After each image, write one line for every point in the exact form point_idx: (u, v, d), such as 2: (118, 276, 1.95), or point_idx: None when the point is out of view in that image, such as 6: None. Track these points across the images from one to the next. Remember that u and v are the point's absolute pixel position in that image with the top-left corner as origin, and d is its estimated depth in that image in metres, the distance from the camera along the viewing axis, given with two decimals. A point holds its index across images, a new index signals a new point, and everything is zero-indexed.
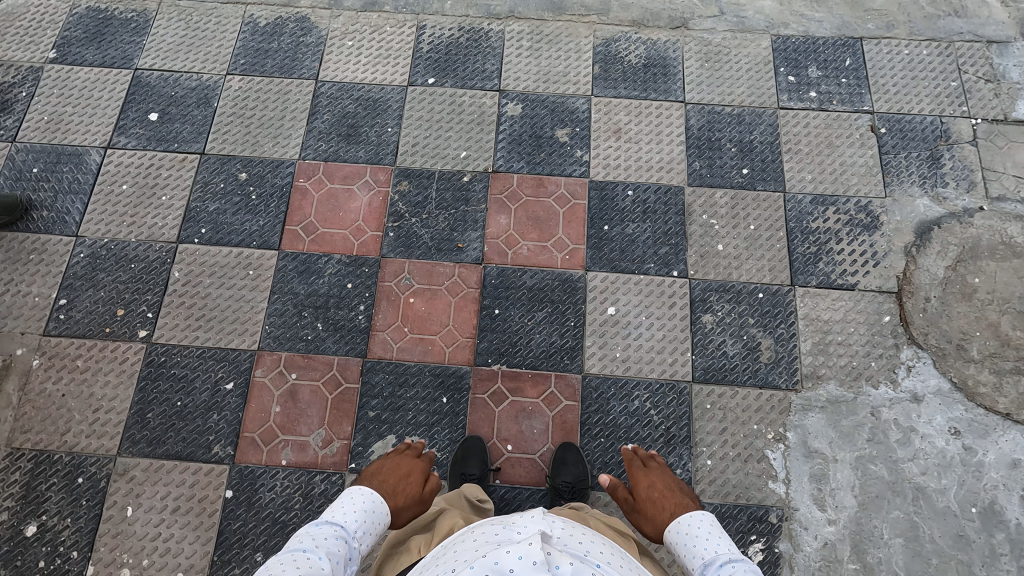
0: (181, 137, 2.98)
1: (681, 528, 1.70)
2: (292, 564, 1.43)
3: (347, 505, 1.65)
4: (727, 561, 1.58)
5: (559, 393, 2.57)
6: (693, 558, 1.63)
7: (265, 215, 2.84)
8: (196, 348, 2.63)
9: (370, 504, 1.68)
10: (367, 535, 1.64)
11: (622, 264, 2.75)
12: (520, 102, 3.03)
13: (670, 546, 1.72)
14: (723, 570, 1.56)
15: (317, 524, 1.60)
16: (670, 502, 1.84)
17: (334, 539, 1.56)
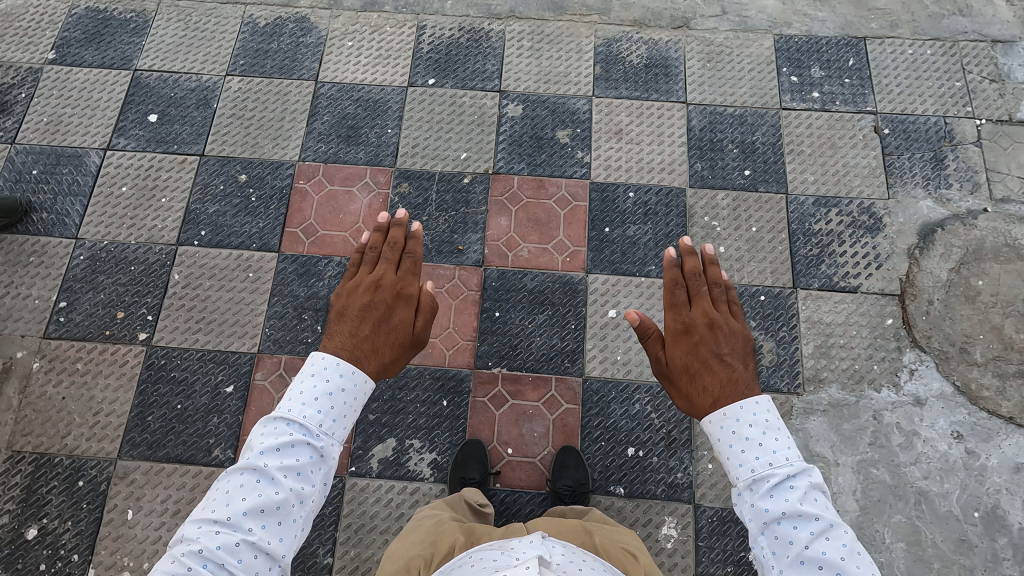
0: (180, 139, 2.97)
1: (726, 426, 1.42)
2: (240, 493, 1.42)
3: (306, 394, 1.51)
4: (784, 480, 1.36)
5: (559, 396, 2.57)
6: (740, 469, 1.39)
7: (264, 217, 2.83)
8: (196, 351, 2.63)
9: (335, 381, 1.53)
10: (339, 427, 1.53)
11: (623, 266, 2.74)
12: (520, 103, 3.01)
13: (706, 431, 1.46)
14: (778, 492, 1.36)
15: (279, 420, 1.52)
16: (716, 381, 1.48)
17: (292, 446, 1.47)
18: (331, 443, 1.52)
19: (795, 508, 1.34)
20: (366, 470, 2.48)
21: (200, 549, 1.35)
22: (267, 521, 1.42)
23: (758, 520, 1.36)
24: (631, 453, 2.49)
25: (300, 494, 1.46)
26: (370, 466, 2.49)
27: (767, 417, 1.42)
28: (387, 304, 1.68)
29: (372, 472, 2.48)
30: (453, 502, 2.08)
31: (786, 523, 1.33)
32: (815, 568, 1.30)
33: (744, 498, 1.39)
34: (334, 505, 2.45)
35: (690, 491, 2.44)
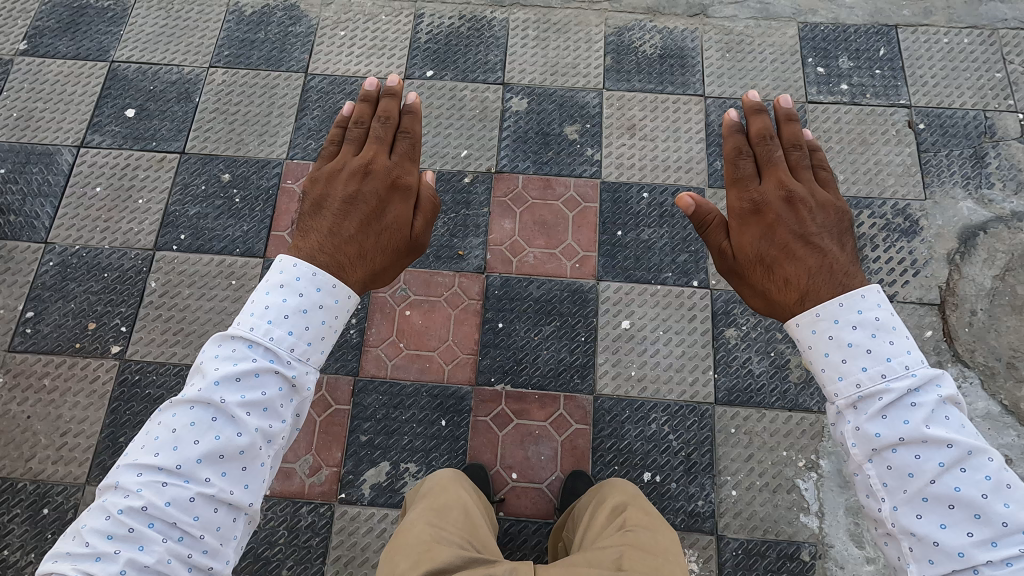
0: (159, 135, 2.76)
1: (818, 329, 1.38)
2: (193, 436, 1.37)
3: (273, 319, 1.45)
4: (903, 397, 1.29)
5: (569, 416, 2.35)
6: (842, 384, 1.33)
7: (249, 220, 2.62)
8: (173, 366, 2.42)
9: (309, 295, 1.49)
10: (311, 351, 1.48)
11: (636, 273, 2.52)
12: (526, 97, 2.79)
13: (794, 332, 1.43)
14: (896, 416, 1.29)
15: (244, 344, 1.44)
16: (797, 270, 1.50)
17: (256, 376, 1.42)
18: (303, 370, 1.47)
19: (920, 434, 1.26)
20: (357, 497, 2.27)
21: (144, 507, 1.31)
22: (227, 466, 1.38)
23: (866, 446, 1.31)
24: (647, 479, 2.28)
25: (264, 433, 1.42)
26: (362, 493, 2.28)
27: (876, 315, 1.34)
28: (378, 199, 1.74)
29: (365, 499, 2.27)
30: (449, 495, 1.85)
31: (904, 449, 1.27)
32: (942, 504, 1.24)
33: (849, 419, 1.34)
34: (323, 536, 2.24)
35: (712, 521, 2.23)
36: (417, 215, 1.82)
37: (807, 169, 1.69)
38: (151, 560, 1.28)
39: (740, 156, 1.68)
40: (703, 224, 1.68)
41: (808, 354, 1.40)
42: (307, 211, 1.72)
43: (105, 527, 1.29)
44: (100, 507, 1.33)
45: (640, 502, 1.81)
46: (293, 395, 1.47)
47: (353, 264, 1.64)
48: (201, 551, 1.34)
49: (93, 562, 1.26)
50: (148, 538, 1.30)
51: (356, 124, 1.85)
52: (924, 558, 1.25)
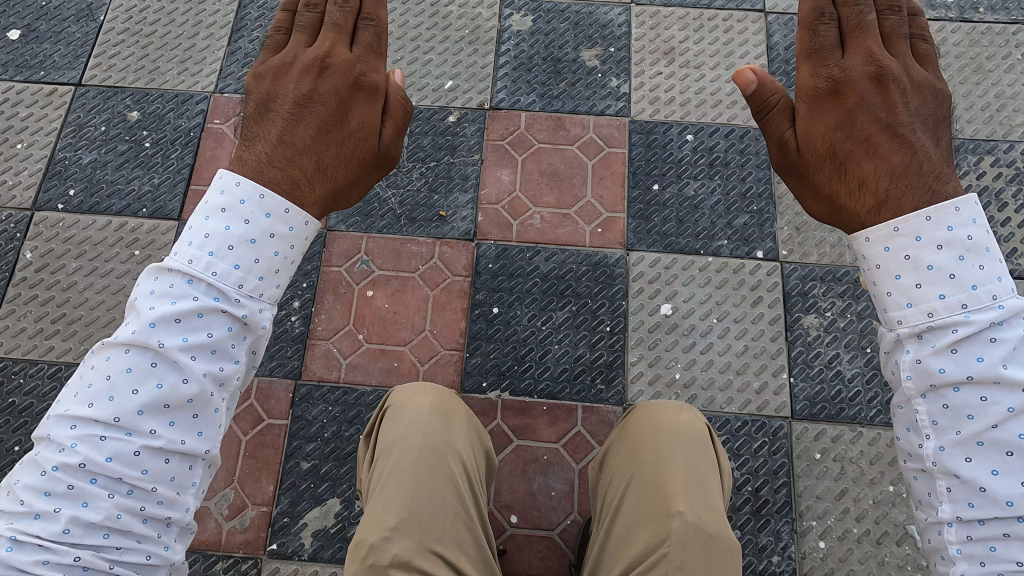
0: (50, 63, 2.11)
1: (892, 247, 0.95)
2: (129, 384, 0.91)
3: (212, 246, 0.94)
4: (983, 332, 0.91)
5: (589, 435, 1.71)
6: (910, 311, 0.94)
7: (161, 171, 1.97)
8: (48, 365, 1.78)
9: (257, 222, 0.97)
10: (267, 286, 0.99)
11: (680, 240, 1.87)
12: (530, 13, 2.13)
13: (856, 246, 1.00)
14: (971, 350, 0.92)
15: (177, 274, 0.94)
16: (878, 169, 1.00)
17: (198, 316, 0.94)
18: (258, 307, 0.98)
19: (995, 373, 0.91)
20: (295, 549, 1.63)
21: (81, 464, 0.89)
22: (176, 415, 0.94)
23: (923, 380, 0.95)
24: None
25: (216, 376, 0.96)
26: (302, 543, 1.64)
27: (970, 234, 0.92)
28: (341, 98, 1.09)
29: (305, 552, 1.63)
30: (421, 484, 1.17)
31: (967, 388, 0.92)
32: (998, 449, 0.91)
33: (911, 353, 0.96)
34: None
35: None
36: (389, 118, 1.16)
37: (907, 39, 1.11)
38: (98, 518, 0.89)
39: (821, 19, 1.11)
40: (763, 108, 1.16)
41: (873, 275, 0.98)
42: (248, 114, 1.08)
43: (39, 486, 0.89)
44: (33, 459, 0.92)
45: (704, 501, 1.14)
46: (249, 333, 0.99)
47: (312, 180, 1.05)
48: (157, 507, 0.94)
49: (33, 522, 0.88)
50: (89, 495, 0.89)
51: (307, 6, 1.15)
52: (961, 501, 0.94)
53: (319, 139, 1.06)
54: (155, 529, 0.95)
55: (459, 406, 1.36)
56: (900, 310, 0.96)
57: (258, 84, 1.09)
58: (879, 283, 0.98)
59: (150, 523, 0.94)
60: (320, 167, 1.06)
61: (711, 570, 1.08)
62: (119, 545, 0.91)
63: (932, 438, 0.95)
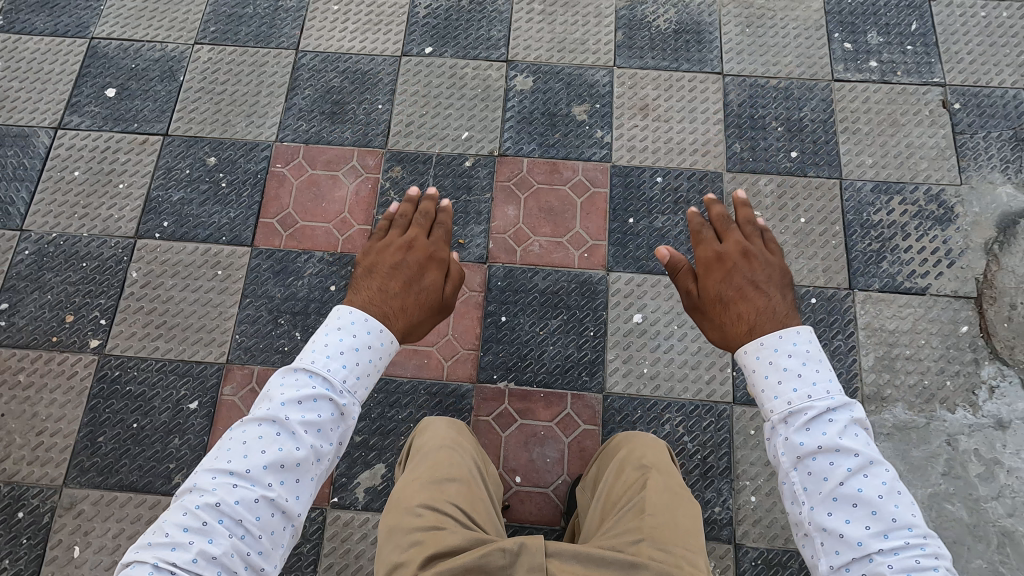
0: (141, 116, 2.60)
1: (762, 353, 1.31)
2: (254, 446, 1.25)
3: (326, 349, 1.33)
4: (823, 413, 1.25)
5: (576, 415, 2.20)
6: (776, 401, 1.27)
7: (236, 206, 2.46)
8: (154, 361, 2.28)
9: (361, 336, 1.36)
10: (361, 385, 1.36)
11: (649, 263, 2.36)
12: (531, 74, 2.61)
13: (740, 359, 1.35)
14: (816, 427, 1.25)
15: (294, 372, 1.32)
16: (747, 307, 1.40)
17: (314, 400, 1.30)
18: (352, 401, 1.35)
19: (833, 441, 1.23)
20: (351, 501, 2.14)
21: (217, 503, 1.19)
22: (287, 476, 1.25)
23: (791, 455, 1.25)
24: None
25: (318, 450, 1.30)
26: (356, 497, 2.14)
27: (807, 347, 1.29)
28: (418, 265, 1.55)
29: (358, 503, 2.14)
30: (446, 466, 1.64)
31: (822, 458, 1.23)
32: (847, 502, 1.21)
33: (777, 432, 1.27)
34: (314, 542, 2.10)
35: (730, 528, 2.08)
36: (451, 280, 1.60)
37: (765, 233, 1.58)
38: (219, 553, 1.16)
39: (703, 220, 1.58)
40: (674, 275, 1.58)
41: (750, 373, 1.33)
42: (356, 276, 1.55)
43: (180, 521, 1.18)
44: (177, 504, 1.21)
45: (667, 478, 1.60)
46: (342, 422, 1.34)
47: (397, 314, 1.44)
48: (257, 555, 1.21)
49: (170, 551, 1.15)
50: (217, 531, 1.18)
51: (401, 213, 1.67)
52: (831, 551, 1.20)
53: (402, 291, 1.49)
54: None
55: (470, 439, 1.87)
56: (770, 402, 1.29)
57: (364, 259, 1.59)
58: (755, 385, 1.32)
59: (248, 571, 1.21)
60: (406, 307, 1.47)
61: (678, 505, 1.51)
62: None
63: (805, 501, 1.24)
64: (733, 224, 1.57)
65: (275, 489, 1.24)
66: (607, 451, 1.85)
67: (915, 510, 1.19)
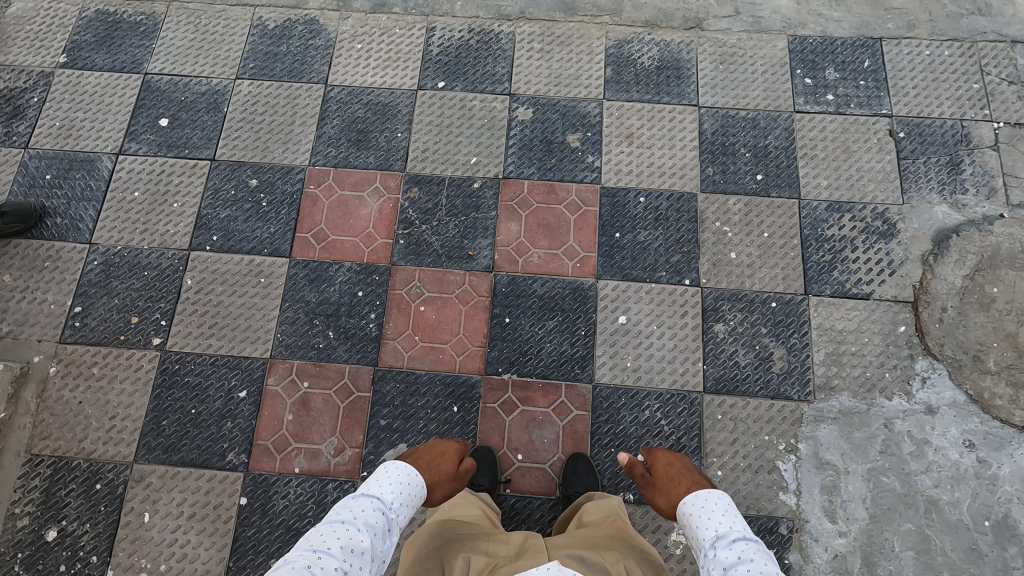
0: (191, 143, 2.98)
1: (696, 501, 1.88)
2: (332, 535, 1.60)
3: (381, 481, 1.84)
4: (730, 535, 1.71)
5: (570, 402, 2.58)
6: (707, 533, 1.77)
7: (275, 223, 2.84)
8: (208, 356, 2.66)
9: (402, 479, 1.88)
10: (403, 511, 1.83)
11: (633, 272, 2.73)
12: (531, 106, 2.99)
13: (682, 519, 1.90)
14: (735, 545, 1.68)
15: (354, 499, 1.77)
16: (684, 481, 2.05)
17: (372, 511, 1.73)
18: (393, 524, 1.77)
19: (747, 555, 1.63)
20: None
21: (308, 566, 1.47)
22: (355, 557, 1.57)
23: (716, 565, 1.64)
24: None
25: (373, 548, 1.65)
26: None
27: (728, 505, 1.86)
28: (445, 453, 2.20)
29: None
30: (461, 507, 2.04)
31: (739, 564, 1.60)
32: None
33: (709, 555, 1.70)
34: None
35: None
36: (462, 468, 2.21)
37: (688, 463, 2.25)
38: None
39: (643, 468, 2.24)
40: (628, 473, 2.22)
41: (688, 517, 1.87)
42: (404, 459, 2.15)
43: None
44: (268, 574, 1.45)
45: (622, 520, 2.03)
46: (387, 535, 1.73)
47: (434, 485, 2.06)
48: None
49: None
50: None
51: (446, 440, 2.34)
52: None
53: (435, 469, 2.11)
54: None
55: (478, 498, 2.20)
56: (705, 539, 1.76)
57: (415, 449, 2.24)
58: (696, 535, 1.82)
59: None
60: (431, 468, 2.10)
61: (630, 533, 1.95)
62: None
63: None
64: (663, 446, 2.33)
65: (348, 566, 1.54)
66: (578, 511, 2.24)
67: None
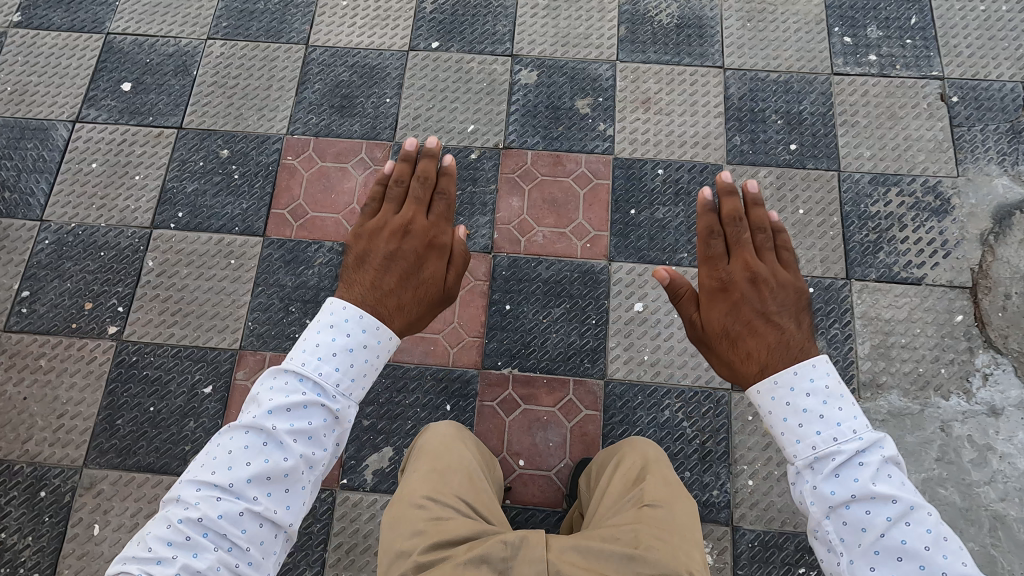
0: (156, 109, 2.67)
1: (776, 396, 1.34)
2: (241, 458, 1.32)
3: (321, 352, 1.38)
4: (852, 457, 1.27)
5: (578, 401, 2.26)
6: (800, 447, 1.31)
7: (248, 197, 2.54)
8: (171, 347, 2.35)
9: (356, 335, 1.40)
10: (355, 386, 1.41)
11: (651, 253, 2.41)
12: (535, 69, 2.67)
13: (754, 398, 1.39)
14: (846, 472, 1.28)
15: (286, 375, 1.38)
16: (765, 344, 1.43)
17: (304, 407, 1.36)
18: (346, 403, 1.40)
19: (867, 489, 1.26)
20: (359, 483, 2.21)
21: (200, 518, 1.27)
22: (273, 488, 1.33)
23: (822, 503, 1.28)
24: None
25: (308, 458, 1.36)
26: (365, 479, 2.21)
27: (826, 384, 1.32)
28: (414, 256, 1.57)
29: (367, 485, 2.21)
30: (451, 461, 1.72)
31: (856, 506, 1.26)
32: (891, 556, 1.23)
33: (805, 478, 1.31)
34: (324, 522, 2.17)
35: (728, 511, 2.14)
36: (451, 269, 1.62)
37: (770, 251, 1.59)
38: (204, 567, 1.25)
39: (710, 238, 1.58)
40: (675, 295, 1.59)
41: (768, 415, 1.36)
42: (347, 268, 1.57)
43: (165, 535, 1.27)
44: (163, 515, 1.31)
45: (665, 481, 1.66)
46: (336, 426, 1.39)
47: (393, 313, 1.48)
48: (247, 565, 1.30)
49: (154, 566, 1.24)
50: (201, 545, 1.26)
51: (397, 181, 1.66)
52: None
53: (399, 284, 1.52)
54: None
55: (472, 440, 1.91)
56: (795, 445, 1.32)
57: (356, 244, 1.60)
58: (774, 424, 1.36)
59: None
60: (395, 309, 1.48)
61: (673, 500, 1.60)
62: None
63: (842, 551, 1.27)
64: (745, 223, 1.58)
65: (260, 500, 1.31)
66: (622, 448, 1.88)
67: (966, 559, 1.20)
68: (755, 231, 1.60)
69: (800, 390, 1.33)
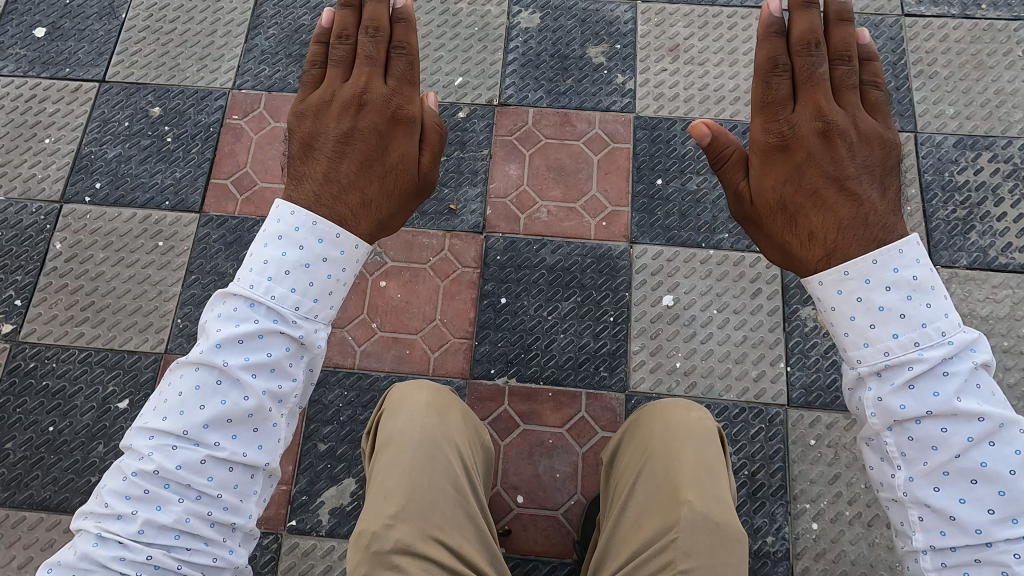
0: (75, 59, 2.18)
1: (846, 293, 1.03)
2: (191, 399, 1.01)
3: (270, 268, 1.05)
4: (936, 366, 0.97)
5: (592, 420, 1.78)
6: (867, 350, 1.01)
7: (182, 165, 2.05)
8: (78, 351, 1.87)
9: (311, 247, 1.08)
10: (321, 307, 1.09)
11: (682, 234, 1.93)
12: (538, 10, 2.18)
13: (812, 288, 1.08)
14: (925, 386, 0.98)
15: (233, 301, 1.05)
16: (837, 222, 1.10)
17: (259, 337, 1.03)
18: (313, 327, 1.08)
19: (950, 405, 0.96)
20: (313, 526, 1.73)
21: (155, 470, 0.99)
22: (238, 429, 1.03)
23: (884, 416, 1.01)
24: None
25: (275, 394, 1.05)
26: (319, 520, 1.73)
27: (914, 275, 1.00)
28: (378, 133, 1.23)
29: (322, 528, 1.73)
30: (421, 478, 1.19)
31: (931, 423, 0.97)
32: (964, 477, 0.96)
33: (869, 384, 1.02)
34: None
35: (787, 564, 1.66)
36: (426, 148, 1.31)
37: (855, 87, 1.22)
38: (170, 520, 0.98)
39: (775, 70, 1.22)
40: (717, 160, 1.28)
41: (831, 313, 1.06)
42: (294, 154, 1.24)
43: (120, 489, 0.99)
44: (117, 466, 1.02)
45: (715, 493, 1.17)
46: (305, 353, 1.08)
47: (358, 214, 1.18)
48: (222, 513, 1.02)
49: (113, 521, 0.98)
50: (162, 498, 0.99)
51: (341, 39, 1.29)
52: (934, 529, 0.98)
53: (360, 172, 1.21)
54: (221, 533, 1.03)
55: (455, 414, 1.33)
56: (859, 349, 1.02)
57: (300, 124, 1.25)
58: (836, 321, 1.06)
59: (217, 526, 1.02)
60: (354, 212, 1.17)
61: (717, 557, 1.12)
62: (189, 547, 0.99)
63: (902, 468, 1.00)
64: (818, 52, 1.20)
65: (224, 444, 1.02)
66: (644, 426, 1.32)
67: None
68: (835, 52, 1.23)
69: (877, 283, 1.01)
